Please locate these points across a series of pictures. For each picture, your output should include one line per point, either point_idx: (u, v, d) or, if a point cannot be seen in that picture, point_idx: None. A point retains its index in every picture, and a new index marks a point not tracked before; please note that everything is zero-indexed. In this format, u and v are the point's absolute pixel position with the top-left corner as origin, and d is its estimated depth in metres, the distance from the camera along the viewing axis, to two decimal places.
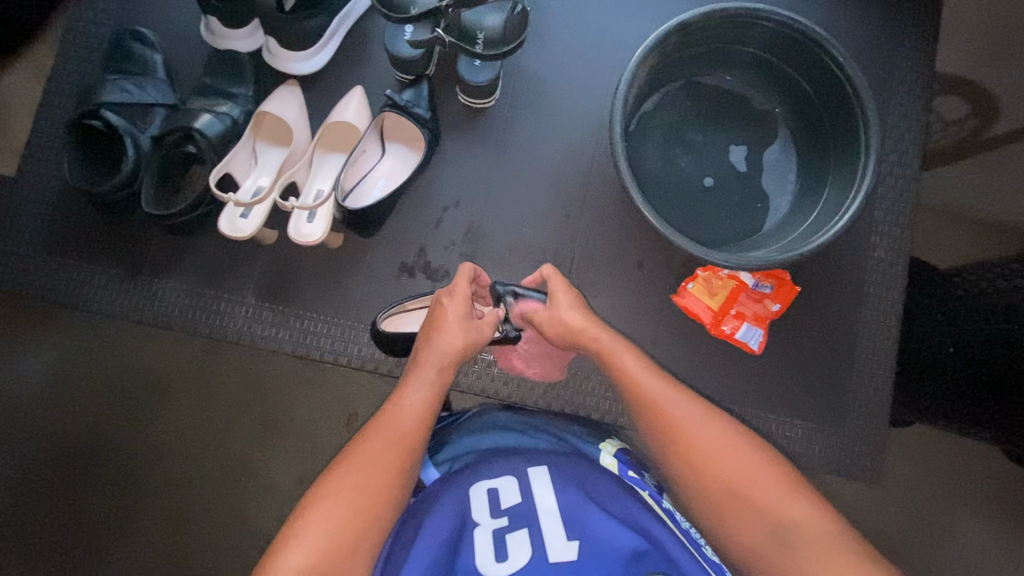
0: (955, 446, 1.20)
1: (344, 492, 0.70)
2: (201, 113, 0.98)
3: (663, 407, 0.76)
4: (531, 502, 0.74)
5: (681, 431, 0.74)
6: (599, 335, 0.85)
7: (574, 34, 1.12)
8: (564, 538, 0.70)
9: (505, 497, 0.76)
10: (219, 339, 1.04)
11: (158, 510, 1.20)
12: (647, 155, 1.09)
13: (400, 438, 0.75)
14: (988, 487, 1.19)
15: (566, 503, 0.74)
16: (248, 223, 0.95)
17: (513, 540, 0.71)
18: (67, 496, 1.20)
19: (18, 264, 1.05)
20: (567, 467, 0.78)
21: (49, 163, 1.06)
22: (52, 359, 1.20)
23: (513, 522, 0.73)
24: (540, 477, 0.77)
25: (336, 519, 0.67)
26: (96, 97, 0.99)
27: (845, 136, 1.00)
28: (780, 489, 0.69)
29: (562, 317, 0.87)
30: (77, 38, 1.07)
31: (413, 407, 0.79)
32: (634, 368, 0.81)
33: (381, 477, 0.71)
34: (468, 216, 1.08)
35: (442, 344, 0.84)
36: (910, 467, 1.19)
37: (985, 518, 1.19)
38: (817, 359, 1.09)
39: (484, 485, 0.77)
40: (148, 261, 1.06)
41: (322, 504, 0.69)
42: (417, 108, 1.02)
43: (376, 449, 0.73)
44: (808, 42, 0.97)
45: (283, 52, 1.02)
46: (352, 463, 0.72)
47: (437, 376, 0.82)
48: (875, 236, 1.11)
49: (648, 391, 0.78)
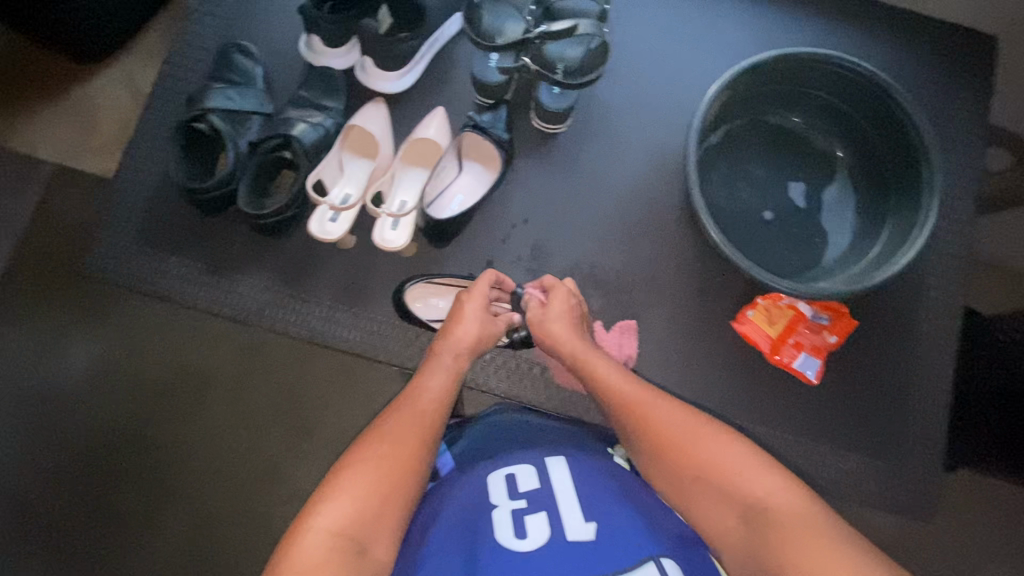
0: (986, 490, 1.22)
1: (372, 462, 0.72)
2: (298, 121, 1.05)
3: (624, 398, 0.81)
4: (549, 486, 0.77)
5: (652, 425, 0.78)
6: (574, 344, 0.90)
7: (648, 67, 1.18)
8: (582, 520, 0.74)
9: (523, 481, 0.78)
10: (293, 336, 1.08)
11: (182, 505, 1.22)
12: (711, 185, 1.14)
13: (421, 418, 0.78)
14: (1011, 530, 1.22)
15: (583, 489, 0.77)
16: (337, 227, 1.02)
17: (533, 521, 0.74)
18: (101, 483, 1.22)
19: (113, 251, 1.11)
20: (585, 461, 0.81)
21: (148, 160, 1.14)
22: (102, 349, 1.25)
23: (533, 504, 0.76)
24: (558, 466, 0.79)
25: (365, 485, 0.70)
26: (201, 101, 1.07)
27: (905, 181, 1.05)
28: (758, 472, 0.71)
29: (546, 326, 0.92)
30: (186, 48, 1.16)
31: (432, 390, 0.82)
32: (596, 362, 0.87)
33: (404, 449, 0.74)
34: (537, 234, 1.12)
35: (458, 336, 0.88)
36: (948, 507, 1.21)
37: (1006, 561, 1.21)
38: (869, 393, 1.11)
39: (502, 471, 0.80)
40: (230, 259, 1.11)
41: (350, 471, 0.71)
42: (496, 130, 1.08)
43: (398, 425, 0.76)
44: (876, 89, 1.03)
45: (376, 72, 1.10)
46: (376, 435, 0.75)
47: (453, 362, 0.86)
48: (931, 277, 1.13)
49: (619, 390, 0.83)
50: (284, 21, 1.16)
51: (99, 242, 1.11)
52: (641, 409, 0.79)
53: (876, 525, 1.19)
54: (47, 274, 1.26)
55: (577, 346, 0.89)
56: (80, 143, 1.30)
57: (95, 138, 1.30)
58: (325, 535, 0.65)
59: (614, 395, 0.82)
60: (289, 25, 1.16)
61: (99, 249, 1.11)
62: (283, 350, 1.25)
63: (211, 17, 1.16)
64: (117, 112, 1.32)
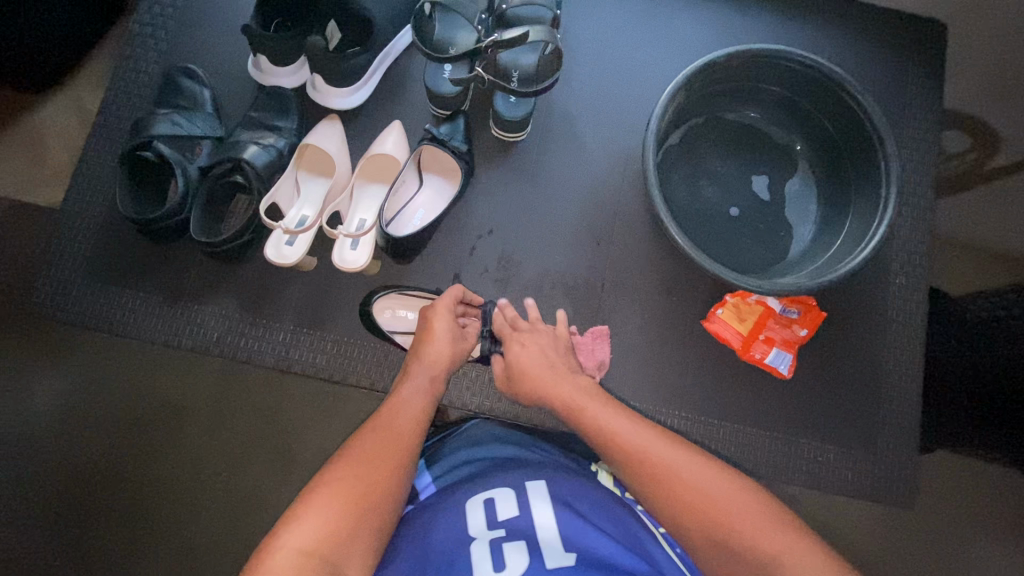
0: (961, 467, 1.24)
1: (344, 481, 0.71)
2: (248, 144, 1.02)
3: (640, 453, 0.76)
4: (529, 516, 0.75)
5: (654, 466, 0.74)
6: (559, 388, 0.87)
7: (605, 69, 1.17)
8: (563, 548, 0.70)
9: (502, 508, 0.76)
10: (258, 364, 1.05)
11: (158, 544, 1.18)
12: (674, 186, 1.14)
13: (398, 441, 0.77)
14: (993, 506, 1.23)
15: (564, 520, 0.74)
16: (293, 250, 1.00)
17: (511, 547, 0.70)
18: (73, 528, 1.17)
19: (67, 288, 1.07)
20: (565, 484, 0.80)
21: (97, 192, 1.10)
22: (63, 387, 1.20)
23: (511, 531, 0.73)
24: (538, 493, 0.78)
25: (339, 505, 0.68)
26: (146, 129, 1.03)
27: (865, 171, 1.06)
28: (762, 513, 0.69)
29: (523, 366, 0.90)
30: (129, 75, 1.13)
31: (409, 410, 0.82)
32: (611, 419, 0.80)
33: (380, 470, 0.73)
34: (501, 245, 1.11)
35: (432, 356, 0.89)
36: (927, 486, 1.23)
37: (990, 538, 1.22)
38: (842, 382, 1.11)
39: (481, 497, 0.78)
40: (188, 288, 1.08)
41: (325, 490, 0.69)
42: (454, 141, 1.05)
43: (375, 446, 0.75)
44: (830, 82, 1.04)
45: (327, 88, 1.07)
46: (352, 455, 0.74)
47: (428, 384, 0.87)
48: (896, 263, 1.14)
49: (615, 435, 0.78)
50: (230, 41, 1.14)
51: (51, 279, 1.07)
52: (639, 453, 0.75)
53: (859, 512, 1.20)
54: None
55: (566, 393, 0.86)
56: (29, 175, 1.25)
57: (45, 170, 1.26)
58: (296, 554, 0.63)
59: (624, 447, 0.77)
60: (235, 46, 1.14)
61: (52, 287, 1.07)
62: (251, 375, 1.21)
63: (154, 43, 1.13)
64: (67, 140, 1.27)
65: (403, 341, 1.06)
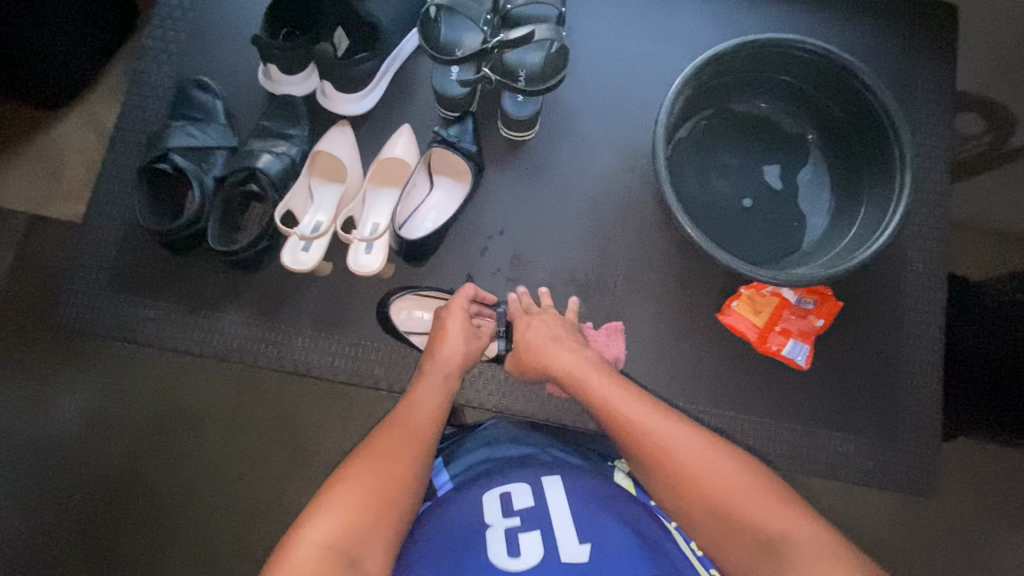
0: (983, 454, 1.23)
1: (363, 476, 0.72)
2: (262, 153, 1.03)
3: (649, 438, 0.75)
4: (544, 506, 0.76)
5: (661, 450, 0.73)
6: (559, 364, 0.88)
7: (611, 65, 1.17)
8: (576, 541, 0.71)
9: (517, 500, 0.77)
10: (279, 369, 1.07)
11: (185, 550, 1.20)
12: (684, 179, 1.13)
13: (416, 436, 0.78)
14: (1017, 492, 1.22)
15: (579, 511, 0.75)
16: (309, 256, 1.01)
17: (526, 539, 0.72)
18: (102, 535, 1.20)
19: (89, 301, 1.09)
20: (581, 481, 0.80)
21: (117, 205, 1.13)
22: (86, 398, 1.23)
23: (526, 522, 0.74)
24: (553, 486, 0.78)
25: (357, 500, 0.69)
26: (162, 141, 1.05)
27: (879, 157, 1.04)
28: (769, 500, 0.68)
29: (526, 338, 0.94)
30: (143, 89, 1.15)
31: (426, 407, 0.84)
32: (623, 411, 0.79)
33: (398, 465, 0.74)
34: (514, 243, 1.11)
35: (446, 354, 0.91)
36: (949, 475, 1.21)
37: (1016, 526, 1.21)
38: (860, 372, 1.10)
39: (497, 490, 0.79)
40: (208, 296, 1.10)
41: (344, 486, 0.71)
42: (463, 143, 1.06)
43: (393, 443, 0.77)
44: (840, 70, 1.03)
45: (338, 95, 1.08)
46: (370, 451, 0.75)
47: (443, 382, 0.88)
48: (913, 250, 1.13)
49: (629, 417, 0.78)
50: (240, 52, 1.15)
51: (73, 292, 1.10)
52: (650, 438, 0.74)
53: (879, 502, 1.19)
54: (24, 329, 1.24)
55: (565, 366, 0.88)
56: (47, 191, 1.28)
57: (62, 184, 1.28)
58: (317, 547, 0.65)
59: (630, 428, 0.76)
60: (245, 56, 1.15)
61: (75, 300, 1.09)
62: (270, 380, 1.23)
63: (166, 56, 1.15)
64: (83, 155, 1.30)
65: (419, 341, 1.07)
